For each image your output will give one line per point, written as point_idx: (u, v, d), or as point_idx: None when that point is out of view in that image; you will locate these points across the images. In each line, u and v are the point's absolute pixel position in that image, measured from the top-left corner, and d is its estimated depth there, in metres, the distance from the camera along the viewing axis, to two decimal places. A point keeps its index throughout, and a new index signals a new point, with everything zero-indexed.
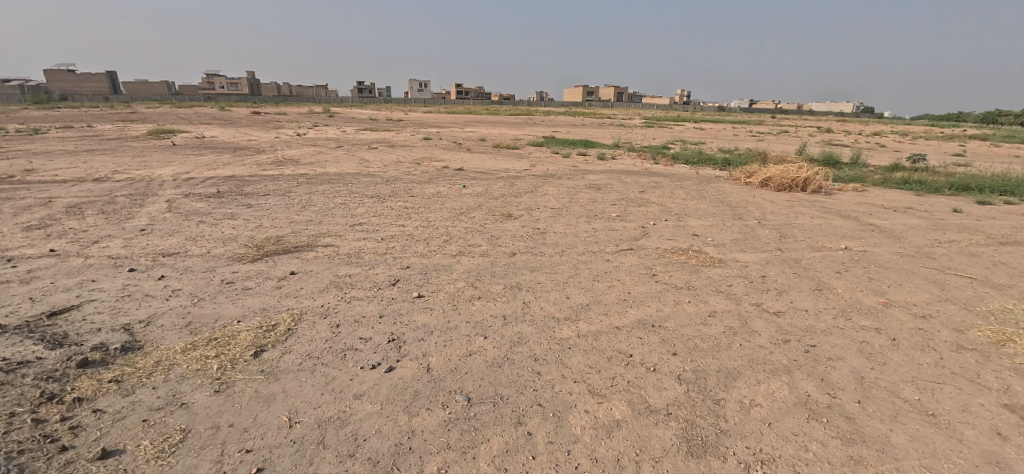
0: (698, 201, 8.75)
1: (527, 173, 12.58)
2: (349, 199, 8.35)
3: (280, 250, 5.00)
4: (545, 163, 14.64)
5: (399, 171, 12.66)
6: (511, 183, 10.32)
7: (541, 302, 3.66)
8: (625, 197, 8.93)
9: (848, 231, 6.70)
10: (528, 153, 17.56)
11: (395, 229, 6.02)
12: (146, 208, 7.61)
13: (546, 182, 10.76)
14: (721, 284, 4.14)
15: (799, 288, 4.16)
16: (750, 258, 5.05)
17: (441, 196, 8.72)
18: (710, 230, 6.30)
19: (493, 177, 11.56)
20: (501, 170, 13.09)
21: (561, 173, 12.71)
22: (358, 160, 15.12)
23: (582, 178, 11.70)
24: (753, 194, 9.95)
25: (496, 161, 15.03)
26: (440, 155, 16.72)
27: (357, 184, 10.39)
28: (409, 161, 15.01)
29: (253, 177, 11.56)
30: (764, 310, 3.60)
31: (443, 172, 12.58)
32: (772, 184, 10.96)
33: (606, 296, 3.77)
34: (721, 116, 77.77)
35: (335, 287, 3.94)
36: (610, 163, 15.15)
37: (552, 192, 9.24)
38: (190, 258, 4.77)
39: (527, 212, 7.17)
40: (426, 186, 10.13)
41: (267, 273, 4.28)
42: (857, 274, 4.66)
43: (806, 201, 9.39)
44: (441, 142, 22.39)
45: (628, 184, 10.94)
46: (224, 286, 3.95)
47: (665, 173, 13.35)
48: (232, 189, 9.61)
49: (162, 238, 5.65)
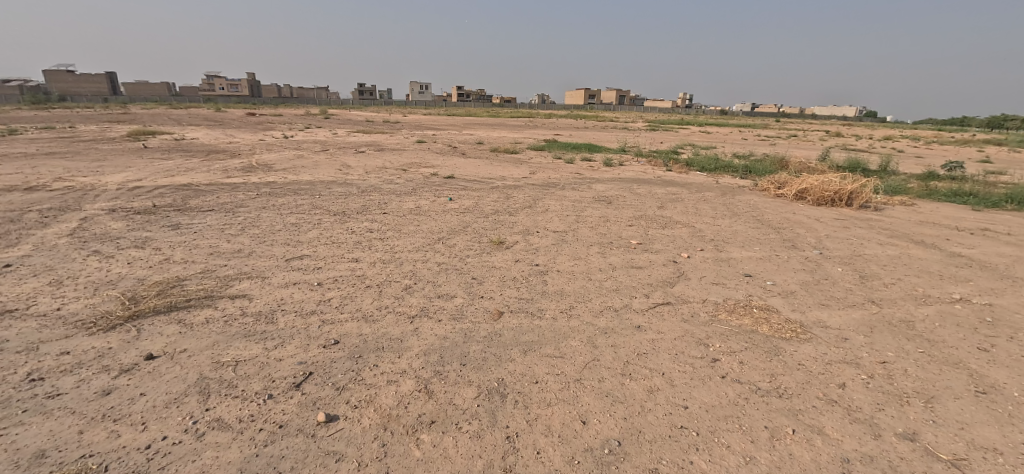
0: (731, 220, 7.18)
1: (525, 182, 11.01)
2: (305, 216, 6.80)
3: (160, 308, 3.46)
4: (545, 170, 13.09)
5: (380, 179, 11.12)
6: (506, 196, 8.76)
7: (539, 435, 2.12)
8: (643, 215, 7.37)
9: (941, 266, 5.13)
10: (526, 158, 16.00)
11: (342, 266, 4.45)
12: (46, 230, 6.08)
13: (547, 194, 9.18)
14: (828, 384, 2.58)
15: (955, 390, 2.60)
16: (842, 321, 3.48)
17: (419, 213, 7.18)
18: (765, 267, 4.71)
19: (486, 187, 10.01)
20: (495, 178, 11.56)
21: (564, 182, 11.14)
22: (338, 166, 13.56)
23: (589, 188, 10.14)
24: (792, 211, 8.38)
25: (491, 168, 13.47)
26: (430, 160, 15.17)
27: (325, 195, 8.85)
28: (394, 167, 13.46)
29: (209, 187, 10.04)
30: (930, 455, 2.06)
31: (429, 180, 11.02)
32: (810, 197, 9.39)
33: (649, 419, 2.23)
34: (724, 119, 76.36)
35: (194, 397, 2.38)
36: (618, 170, 13.61)
37: (553, 207, 7.69)
38: (22, 323, 3.25)
39: (521, 238, 5.62)
40: (404, 199, 8.58)
41: (109, 360, 2.75)
42: (1015, 353, 3.10)
43: (859, 219, 7.82)
44: (435, 145, 20.92)
45: (642, 196, 9.37)
46: (17, 393, 2.43)
47: (681, 183, 11.81)
48: (173, 202, 8.06)
49: (19, 281, 4.11)
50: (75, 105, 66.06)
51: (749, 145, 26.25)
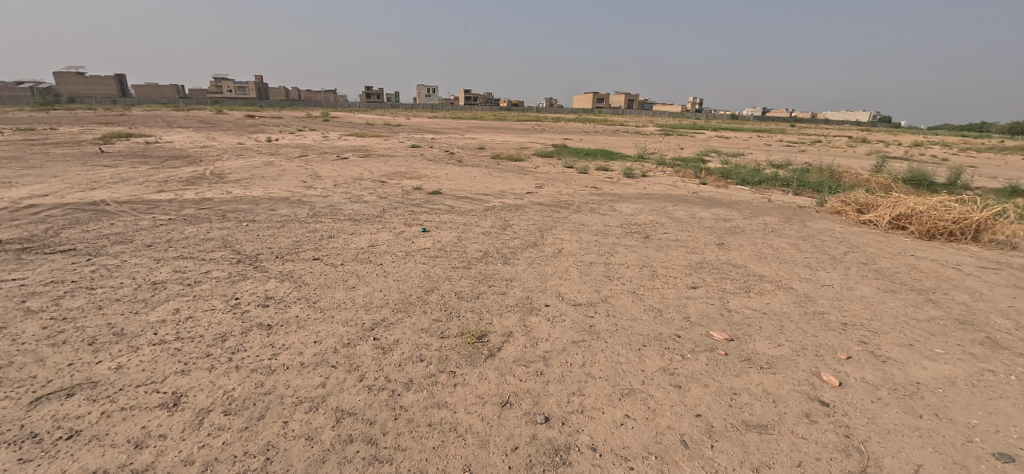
0: (841, 274, 4.71)
1: (530, 200, 8.62)
2: (189, 264, 4.42)
3: None
4: (555, 184, 10.64)
5: (344, 195, 8.74)
6: (503, 225, 6.32)
7: None
8: (704, 262, 4.90)
9: None
10: (531, 167, 13.54)
11: (125, 431, 2.08)
12: None
13: (558, 220, 6.74)
14: None
15: None
16: None
17: (367, 256, 4.75)
18: (1014, 427, 2.32)
19: (477, 209, 7.59)
20: (492, 194, 9.13)
21: (579, 201, 8.70)
22: (304, 176, 11.23)
23: (614, 211, 7.71)
24: (907, 251, 5.91)
25: (488, 179, 11.07)
26: (418, 169, 12.80)
27: (257, 222, 6.47)
28: (371, 178, 11.10)
29: (120, 206, 7.70)
30: None
31: (407, 198, 8.64)
32: (915, 228, 6.98)
33: None
34: (738, 124, 73.81)
35: None
36: (643, 184, 11.24)
37: (568, 248, 5.25)
38: None
39: (518, 323, 3.20)
40: (361, 226, 6.17)
41: None
42: None
43: (1017, 267, 5.37)
44: (431, 150, 18.70)
45: (688, 225, 6.88)
46: None
47: (727, 201, 9.41)
48: (34, 236, 5.71)
49: None
50: (74, 106, 64.62)
51: (780, 152, 23.63)
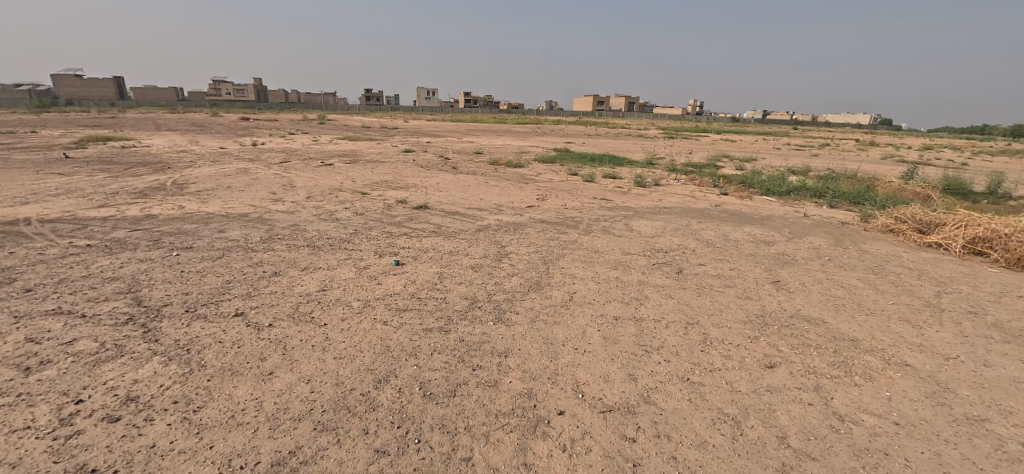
0: (958, 336, 3.45)
1: (532, 217, 7.32)
2: (53, 326, 3.15)
3: None
4: (560, 195, 9.34)
5: (314, 211, 7.46)
6: (497, 255, 5.03)
7: None
8: (767, 315, 3.62)
9: None
10: (532, 176, 12.24)
11: None
12: None
13: (567, 246, 5.48)
14: None
15: None
16: None
17: (309, 309, 3.47)
18: None
19: (468, 230, 6.30)
20: (488, 208, 7.84)
21: (590, 218, 7.40)
22: (276, 185, 9.97)
23: (633, 232, 6.42)
24: (1013, 289, 4.67)
25: (483, 190, 9.78)
26: (407, 177, 11.52)
27: (192, 250, 5.20)
28: (351, 188, 9.81)
29: (40, 226, 6.41)
30: None
31: (387, 214, 7.35)
32: (1001, 256, 5.78)
33: None
34: (740, 126, 72.79)
35: None
36: (658, 195, 9.99)
37: (582, 292, 3.96)
38: None
39: (513, 461, 1.96)
40: (319, 257, 4.88)
41: None
42: None
43: None
44: (424, 155, 17.47)
45: (726, 251, 5.58)
46: None
47: (758, 217, 8.17)
48: None
49: None
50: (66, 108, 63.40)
51: (795, 157, 22.34)
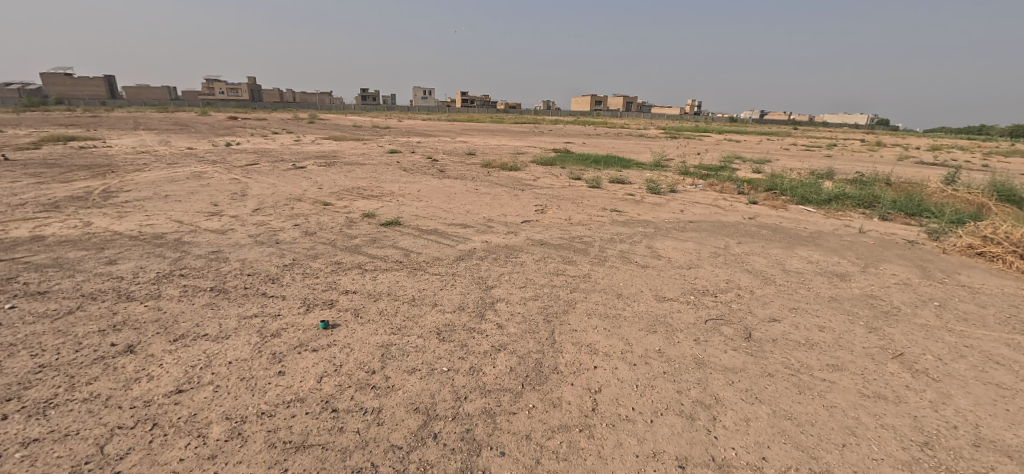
0: None
1: (528, 237, 5.75)
2: None
3: None
4: (563, 206, 7.77)
5: (253, 229, 5.89)
6: (478, 306, 3.47)
7: None
8: (935, 445, 2.11)
9: None
10: (529, 181, 10.66)
11: None
12: None
13: (577, 288, 3.94)
14: None
15: None
16: None
17: (128, 444, 1.96)
18: None
19: (443, 260, 4.74)
20: (474, 224, 6.28)
21: (602, 238, 5.85)
22: (224, 193, 8.36)
23: (662, 262, 4.87)
24: None
25: (471, 199, 8.21)
26: (384, 182, 9.93)
27: (42, 298, 3.64)
28: (313, 196, 8.22)
29: None
30: None
31: (345, 233, 5.79)
32: None
33: None
34: (741, 126, 71.53)
35: None
36: (677, 204, 8.48)
37: (609, 388, 2.43)
38: None
39: None
40: (214, 310, 3.33)
41: None
42: None
43: None
44: (411, 156, 15.92)
45: (796, 293, 4.03)
46: None
47: (807, 234, 6.66)
48: None
49: None
50: (49, 107, 61.39)
51: (810, 159, 20.82)
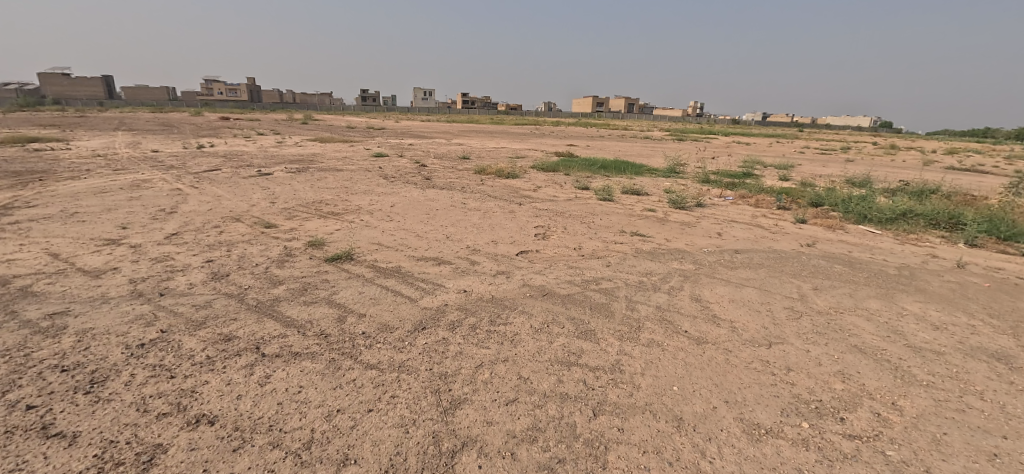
0: None
1: (524, 280, 4.10)
2: None
3: None
4: (569, 227, 6.12)
5: (144, 269, 4.26)
6: (422, 467, 1.88)
7: None
8: None
9: None
10: (527, 192, 9.02)
11: None
12: None
13: (606, 405, 2.31)
14: None
15: None
16: None
17: None
18: None
19: (391, 328, 3.10)
20: (451, 259, 4.64)
21: (627, 281, 4.20)
22: (147, 209, 6.71)
23: (725, 332, 3.23)
24: None
25: (455, 217, 6.55)
26: (354, 193, 8.29)
27: None
28: (258, 213, 6.57)
29: None
30: None
31: (267, 274, 4.15)
32: None
33: None
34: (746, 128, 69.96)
35: None
36: (712, 224, 6.84)
37: None
38: None
39: None
40: None
41: None
42: None
43: None
44: (398, 160, 14.33)
45: (970, 410, 2.43)
46: None
47: (893, 271, 5.03)
48: None
49: None
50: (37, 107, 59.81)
51: (834, 164, 19.16)
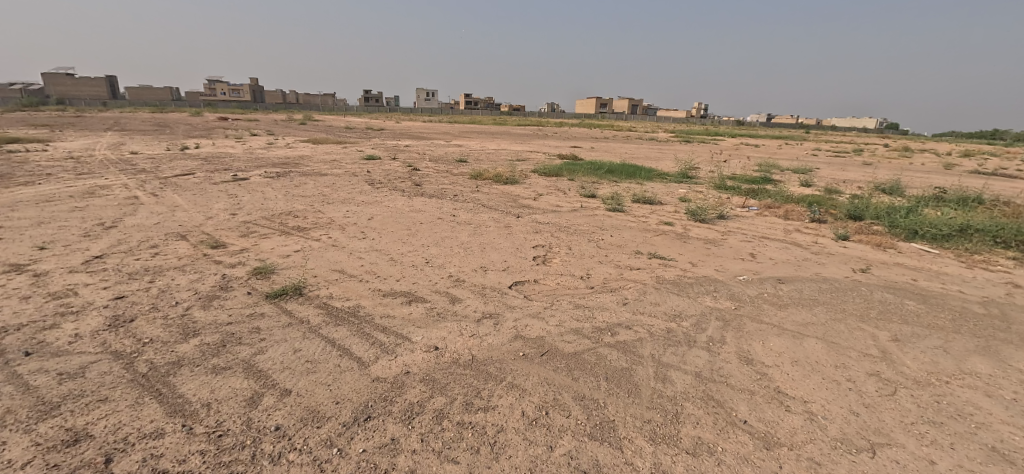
0: None
1: (518, 328, 3.11)
2: None
3: None
4: (575, 248, 5.13)
5: (29, 309, 3.32)
6: None
7: None
8: None
9: None
10: (527, 201, 8.05)
11: None
12: None
13: None
14: None
15: None
16: None
17: None
18: None
19: (320, 421, 2.15)
20: (427, 295, 3.66)
21: (652, 330, 3.21)
22: (83, 223, 5.76)
23: (800, 423, 2.26)
24: None
25: (441, 233, 5.59)
26: (331, 202, 7.35)
27: None
28: (211, 228, 5.63)
29: None
30: None
31: (182, 320, 3.17)
32: None
33: None
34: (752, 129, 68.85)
35: None
36: (741, 242, 5.87)
37: None
38: None
39: None
40: None
41: None
42: None
43: None
44: (390, 163, 13.41)
45: None
46: None
47: (980, 308, 4.03)
48: None
49: None
50: (35, 107, 59.17)
51: (855, 168, 18.12)
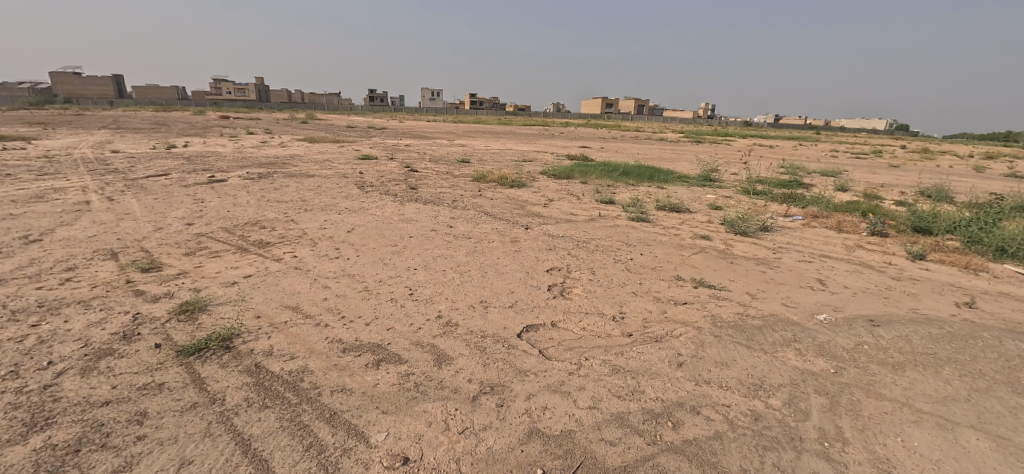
0: None
1: (532, 416, 2.08)
2: None
3: None
4: (600, 272, 4.09)
5: None
6: None
7: None
8: None
9: None
10: (537, 208, 7.01)
11: None
12: None
13: None
14: None
15: None
16: None
17: None
18: None
19: None
20: (404, 350, 2.63)
21: (731, 416, 2.16)
22: (3, 236, 4.77)
23: None
24: None
25: (432, 250, 4.55)
26: (310, 209, 6.34)
27: None
28: (155, 242, 4.63)
29: None
30: None
31: (39, 397, 2.17)
32: None
33: None
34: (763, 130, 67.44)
35: None
36: (801, 262, 4.81)
37: None
38: None
39: None
40: None
41: None
42: None
43: None
44: (386, 163, 12.41)
45: None
46: None
47: None
48: None
49: None
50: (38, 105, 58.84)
51: (885, 170, 16.92)
